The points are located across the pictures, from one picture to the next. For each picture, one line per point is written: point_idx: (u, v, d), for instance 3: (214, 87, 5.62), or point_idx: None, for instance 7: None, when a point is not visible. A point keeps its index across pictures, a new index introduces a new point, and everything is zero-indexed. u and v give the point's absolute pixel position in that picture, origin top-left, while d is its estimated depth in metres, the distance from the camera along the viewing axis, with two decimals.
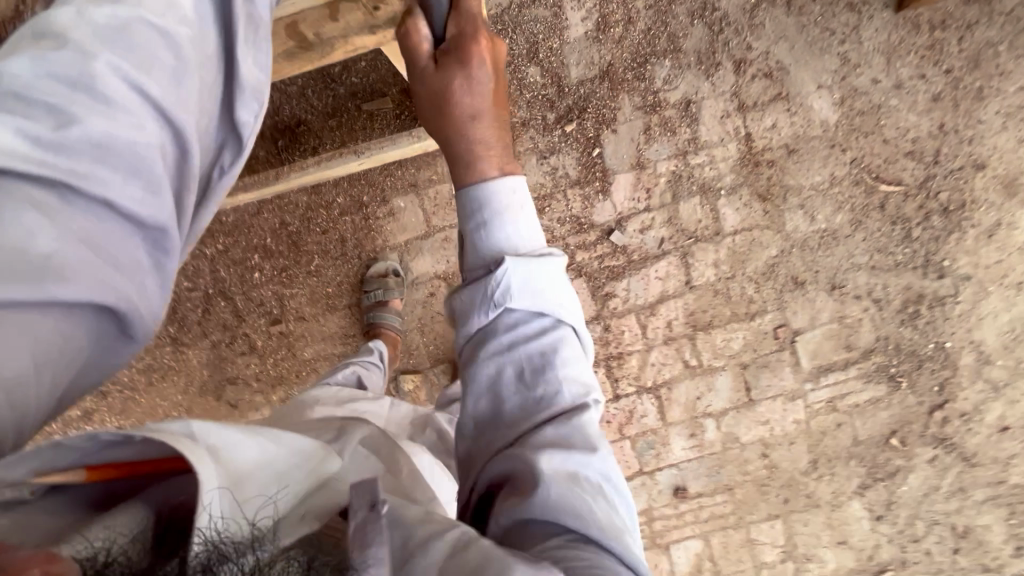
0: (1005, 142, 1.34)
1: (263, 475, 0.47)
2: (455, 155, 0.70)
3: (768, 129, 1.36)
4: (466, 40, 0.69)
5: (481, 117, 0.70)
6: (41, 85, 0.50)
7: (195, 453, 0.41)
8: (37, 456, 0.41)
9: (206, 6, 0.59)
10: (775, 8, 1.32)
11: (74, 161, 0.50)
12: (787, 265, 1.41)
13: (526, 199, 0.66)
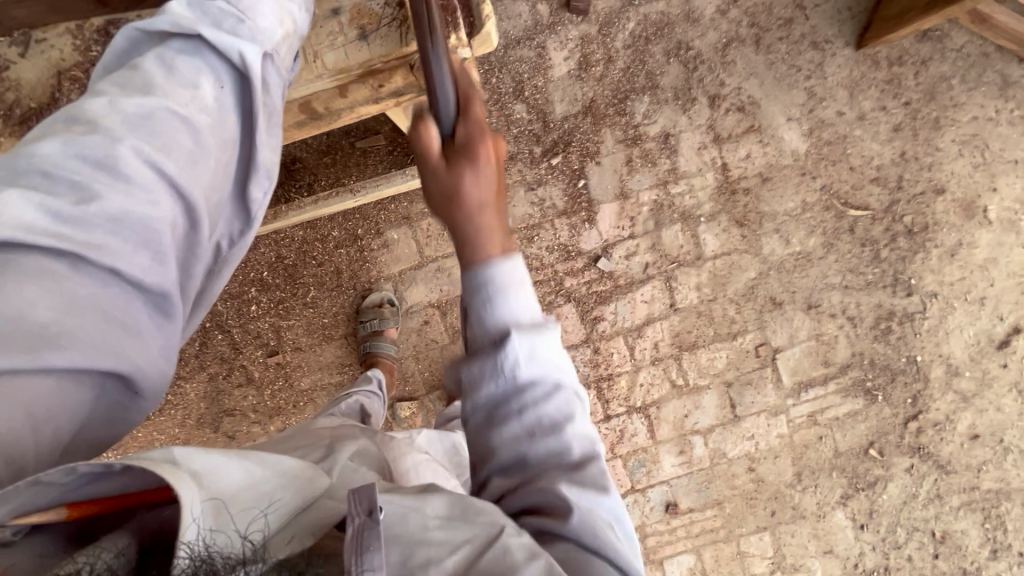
0: (962, 168, 1.44)
1: (248, 496, 0.45)
2: (459, 241, 0.65)
3: (743, 159, 1.44)
4: (475, 141, 0.65)
5: (489, 208, 0.65)
6: (66, 161, 0.52)
7: (177, 472, 0.41)
8: (13, 496, 0.39)
9: (229, 97, 0.62)
10: (745, 46, 1.41)
11: (88, 233, 0.51)
12: (766, 286, 1.48)
13: (525, 278, 0.61)
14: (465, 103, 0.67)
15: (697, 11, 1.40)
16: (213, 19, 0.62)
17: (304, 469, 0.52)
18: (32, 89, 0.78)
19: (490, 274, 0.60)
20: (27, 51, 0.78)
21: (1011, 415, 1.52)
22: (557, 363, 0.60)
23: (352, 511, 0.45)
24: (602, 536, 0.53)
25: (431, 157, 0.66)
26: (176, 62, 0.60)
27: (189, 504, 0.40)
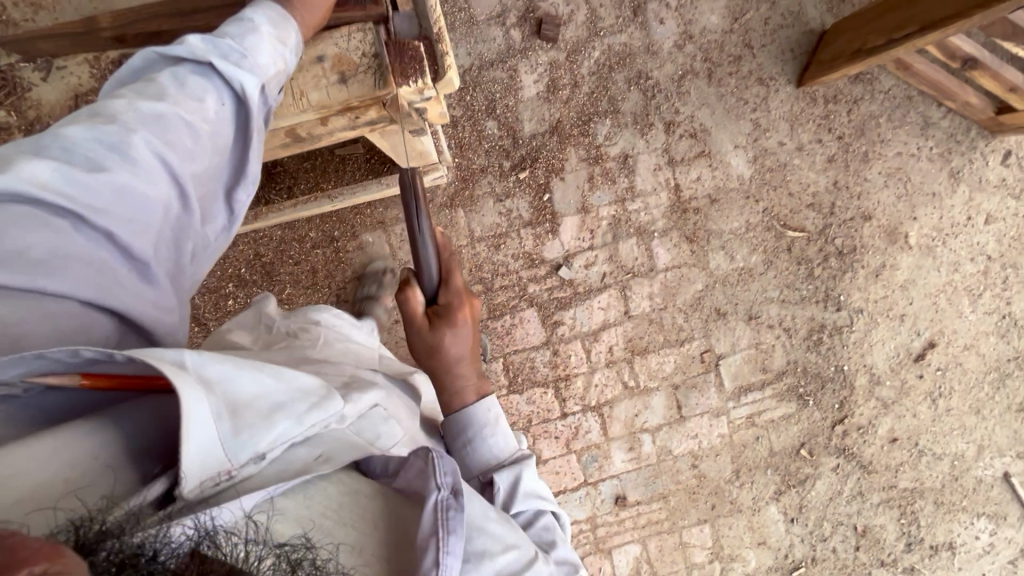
0: (886, 198, 1.60)
1: (259, 404, 0.57)
2: (445, 384, 0.93)
3: (694, 181, 1.58)
4: (453, 309, 0.92)
5: (466, 362, 0.93)
6: (79, 138, 0.58)
7: (187, 388, 0.52)
8: (23, 363, 0.52)
9: (230, 111, 0.66)
10: (699, 79, 1.54)
11: (92, 198, 0.57)
12: (711, 297, 1.62)
13: (500, 414, 0.90)
14: (447, 278, 0.95)
15: (657, 44, 1.53)
16: (219, 47, 0.65)
17: (317, 389, 0.63)
18: (52, 111, 0.83)
19: (474, 415, 0.89)
20: (48, 75, 0.82)
21: (925, 421, 1.69)
22: (530, 474, 0.84)
23: (440, 481, 0.64)
24: (573, 558, 0.78)
25: (418, 322, 0.92)
26: (187, 77, 0.64)
27: (193, 404, 0.52)
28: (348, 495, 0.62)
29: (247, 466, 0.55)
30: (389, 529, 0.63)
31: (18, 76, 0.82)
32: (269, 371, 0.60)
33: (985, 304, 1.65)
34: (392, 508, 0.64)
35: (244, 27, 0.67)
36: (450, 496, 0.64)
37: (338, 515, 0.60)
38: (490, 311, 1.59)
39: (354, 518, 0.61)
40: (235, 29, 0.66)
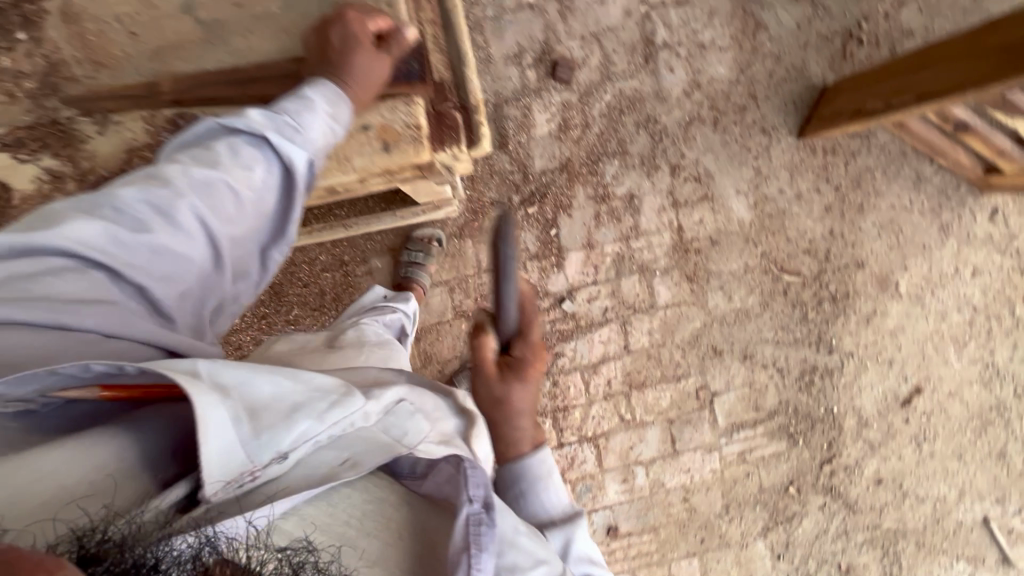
0: (879, 247, 1.67)
1: (276, 404, 0.62)
2: (502, 430, 0.93)
3: (696, 223, 1.63)
4: (528, 364, 0.88)
5: (527, 416, 0.93)
6: (132, 198, 0.65)
7: (201, 394, 0.57)
8: (38, 381, 0.56)
9: (275, 179, 0.74)
10: (704, 125, 1.60)
11: (135, 255, 0.64)
12: (709, 335, 1.66)
13: (553, 468, 0.95)
14: (526, 330, 0.87)
15: (665, 90, 1.59)
16: (277, 124, 0.74)
17: (334, 388, 0.67)
18: (106, 160, 0.92)
19: (530, 469, 0.93)
20: (104, 129, 0.91)
21: (909, 464, 1.74)
22: (581, 533, 0.89)
23: (472, 494, 0.68)
24: None
25: (487, 368, 0.88)
26: (241, 147, 0.72)
27: (206, 408, 0.57)
28: (376, 503, 0.66)
29: (269, 466, 0.60)
30: (418, 536, 0.66)
31: (77, 128, 0.92)
32: (283, 373, 0.64)
33: (970, 353, 1.72)
34: (420, 515, 0.68)
35: (302, 103, 0.77)
36: (481, 508, 0.68)
37: (364, 524, 0.64)
38: None
39: (381, 520, 0.65)
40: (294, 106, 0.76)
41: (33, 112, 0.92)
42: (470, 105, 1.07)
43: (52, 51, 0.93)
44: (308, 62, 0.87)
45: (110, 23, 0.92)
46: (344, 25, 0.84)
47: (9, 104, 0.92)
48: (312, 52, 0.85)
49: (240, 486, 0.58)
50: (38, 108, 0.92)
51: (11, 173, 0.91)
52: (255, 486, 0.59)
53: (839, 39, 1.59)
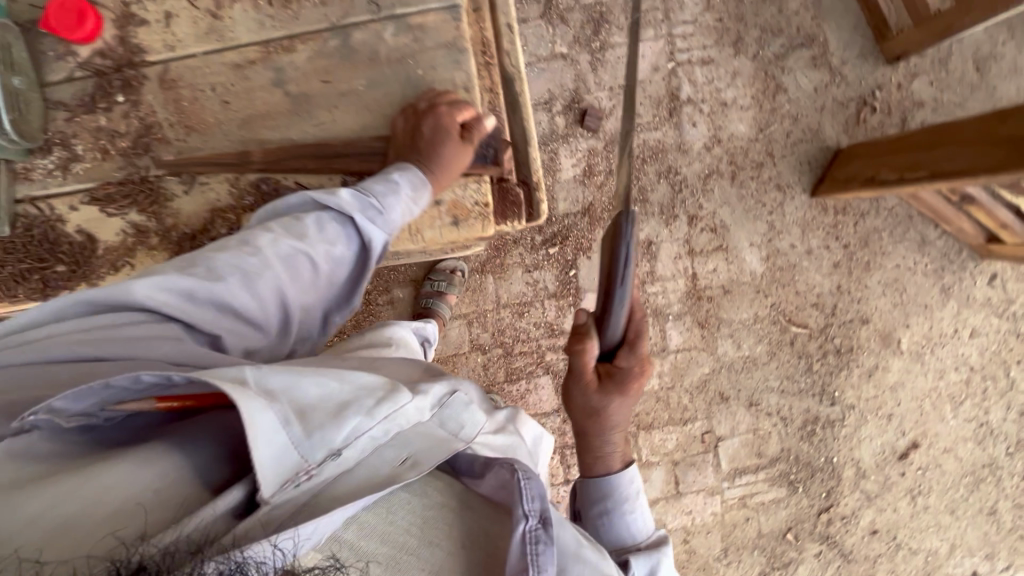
0: (883, 305, 1.73)
1: (325, 406, 0.63)
2: (592, 439, 0.97)
3: (710, 272, 1.68)
4: (630, 378, 0.89)
5: (619, 428, 0.96)
6: (224, 262, 0.74)
7: (248, 400, 0.57)
8: (94, 394, 0.58)
9: (349, 253, 0.86)
10: (723, 180, 1.66)
11: (221, 315, 0.73)
12: (716, 381, 1.71)
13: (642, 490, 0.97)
14: (633, 338, 0.87)
15: (687, 143, 1.65)
16: (364, 205, 0.85)
17: (380, 387, 0.69)
18: (188, 218, 0.95)
19: (622, 484, 0.95)
20: (190, 188, 0.95)
21: (904, 516, 1.78)
22: (669, 561, 0.90)
23: (529, 506, 0.70)
24: None
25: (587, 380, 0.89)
26: (327, 225, 0.83)
27: (254, 414, 0.57)
28: (435, 508, 0.69)
29: (322, 464, 0.61)
30: (478, 545, 0.68)
31: (163, 186, 0.94)
32: (326, 374, 0.66)
33: (966, 411, 1.77)
34: (480, 520, 0.71)
35: (388, 185, 0.87)
36: (538, 525, 0.68)
37: (425, 532, 0.66)
38: (508, 375, 1.65)
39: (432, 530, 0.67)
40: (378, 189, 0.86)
41: (123, 169, 0.93)
42: (532, 182, 1.03)
43: (148, 113, 0.93)
44: (393, 138, 0.94)
45: (208, 90, 0.94)
46: (436, 117, 0.90)
47: (101, 160, 0.93)
48: (403, 134, 0.92)
49: (297, 485, 0.59)
50: (128, 165, 0.94)
51: (97, 225, 0.94)
52: (310, 485, 0.61)
53: (854, 105, 1.67)
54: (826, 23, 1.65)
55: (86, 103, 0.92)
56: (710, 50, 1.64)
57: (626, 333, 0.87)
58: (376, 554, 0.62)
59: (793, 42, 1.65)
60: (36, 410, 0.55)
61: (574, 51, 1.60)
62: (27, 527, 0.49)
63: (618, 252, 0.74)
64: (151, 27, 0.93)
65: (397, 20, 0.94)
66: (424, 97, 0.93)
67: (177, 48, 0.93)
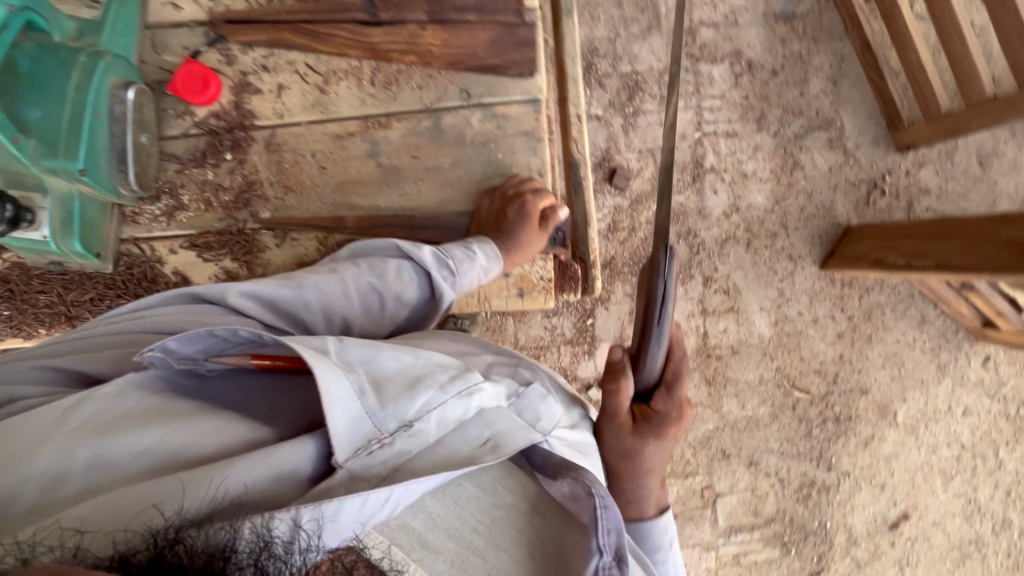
0: (882, 377, 1.80)
1: (399, 378, 0.69)
2: (627, 485, 1.01)
3: (720, 331, 1.75)
4: (667, 420, 0.95)
5: (653, 473, 1.01)
6: (312, 283, 0.83)
7: (325, 366, 0.63)
8: (199, 341, 0.65)
9: (415, 301, 0.92)
10: (738, 245, 1.75)
11: (294, 327, 0.82)
12: (719, 438, 1.77)
13: (672, 531, 1.04)
14: (672, 380, 0.94)
15: (707, 209, 1.74)
16: (442, 266, 0.92)
17: (454, 368, 0.75)
18: (275, 270, 1.04)
19: (654, 532, 1.01)
20: (281, 243, 1.03)
21: None
22: None
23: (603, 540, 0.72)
24: None
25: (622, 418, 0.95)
26: (405, 273, 0.90)
27: (329, 380, 0.63)
28: (503, 509, 0.72)
29: (394, 435, 0.65)
30: (546, 555, 0.71)
31: (257, 239, 1.03)
32: (398, 352, 0.72)
33: (955, 486, 1.83)
34: (550, 532, 0.73)
35: (467, 252, 0.95)
36: (612, 563, 0.71)
37: (493, 533, 0.70)
38: None
39: (502, 532, 0.70)
40: (458, 255, 0.94)
41: (223, 221, 1.03)
42: (589, 260, 1.09)
43: (251, 170, 1.03)
44: (478, 215, 1.03)
45: (311, 156, 1.03)
46: (521, 202, 0.99)
47: (203, 211, 1.02)
48: (489, 215, 1.01)
49: (371, 454, 0.63)
50: (228, 218, 1.03)
51: (193, 267, 1.03)
52: (384, 456, 0.64)
53: (865, 187, 1.78)
54: (844, 109, 1.76)
55: (197, 158, 1.02)
56: (735, 124, 1.74)
57: (666, 374, 0.94)
58: (443, 549, 0.67)
59: (812, 123, 1.76)
60: (153, 346, 0.62)
61: (609, 114, 1.70)
62: (121, 467, 0.56)
63: (655, 287, 0.77)
64: (264, 95, 1.03)
65: (483, 108, 1.03)
66: (512, 184, 1.02)
67: (285, 116, 1.03)
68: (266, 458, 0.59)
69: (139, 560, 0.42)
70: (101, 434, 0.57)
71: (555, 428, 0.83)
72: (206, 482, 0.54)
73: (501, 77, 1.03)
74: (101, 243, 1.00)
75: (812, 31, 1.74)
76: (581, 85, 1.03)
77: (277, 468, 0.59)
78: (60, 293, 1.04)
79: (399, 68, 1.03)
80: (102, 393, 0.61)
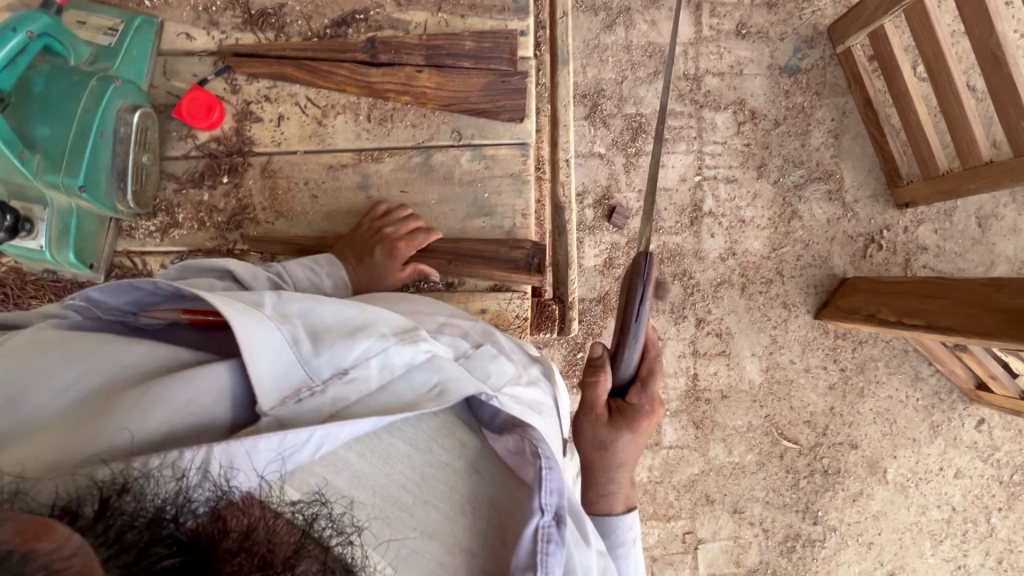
0: (873, 432, 1.78)
1: (338, 328, 0.70)
2: (599, 479, 1.01)
3: (710, 374, 1.75)
4: (642, 414, 0.98)
5: (625, 468, 1.01)
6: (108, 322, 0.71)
7: (255, 318, 0.64)
8: (123, 291, 0.68)
9: None
10: (733, 289, 1.76)
11: None
12: (704, 483, 1.75)
13: (636, 530, 1.00)
14: (646, 376, 1.00)
15: (704, 251, 1.76)
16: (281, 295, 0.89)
17: (397, 322, 0.75)
18: None
19: (615, 527, 0.98)
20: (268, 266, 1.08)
21: None
22: None
23: (546, 504, 0.69)
24: None
25: (597, 410, 0.98)
26: None
27: (254, 329, 0.63)
28: (436, 467, 0.70)
29: (328, 382, 0.66)
30: (481, 511, 0.70)
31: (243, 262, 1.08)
32: (338, 305, 0.73)
33: (945, 550, 1.79)
34: (487, 490, 0.72)
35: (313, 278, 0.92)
36: (552, 522, 0.69)
37: (424, 490, 0.68)
38: None
39: (437, 490, 0.69)
40: (301, 277, 0.93)
41: (214, 240, 1.08)
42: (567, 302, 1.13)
43: (245, 194, 1.08)
44: (349, 234, 1.03)
45: (299, 183, 1.08)
46: (390, 247, 0.99)
47: (196, 230, 1.08)
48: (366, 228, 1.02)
49: (300, 402, 0.64)
50: (219, 237, 1.08)
51: None
52: (319, 403, 0.65)
53: (862, 240, 1.79)
54: (844, 162, 1.79)
55: (194, 179, 1.08)
56: (735, 171, 1.77)
57: (640, 370, 1.01)
58: (367, 503, 0.64)
59: (811, 174, 1.78)
60: (75, 291, 0.67)
61: (611, 153, 1.74)
62: (39, 408, 0.57)
63: (635, 289, 0.84)
64: (264, 124, 1.08)
65: (473, 148, 1.08)
66: (392, 221, 1.02)
67: (282, 145, 1.08)
68: (186, 406, 0.57)
69: (88, 509, 0.41)
70: (21, 369, 0.58)
71: (506, 385, 0.85)
72: (118, 422, 0.54)
73: (491, 121, 1.09)
74: (95, 255, 1.06)
75: (815, 85, 1.78)
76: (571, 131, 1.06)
77: (198, 417, 0.58)
78: (52, 299, 1.14)
79: (395, 107, 1.09)
80: (29, 333, 0.64)
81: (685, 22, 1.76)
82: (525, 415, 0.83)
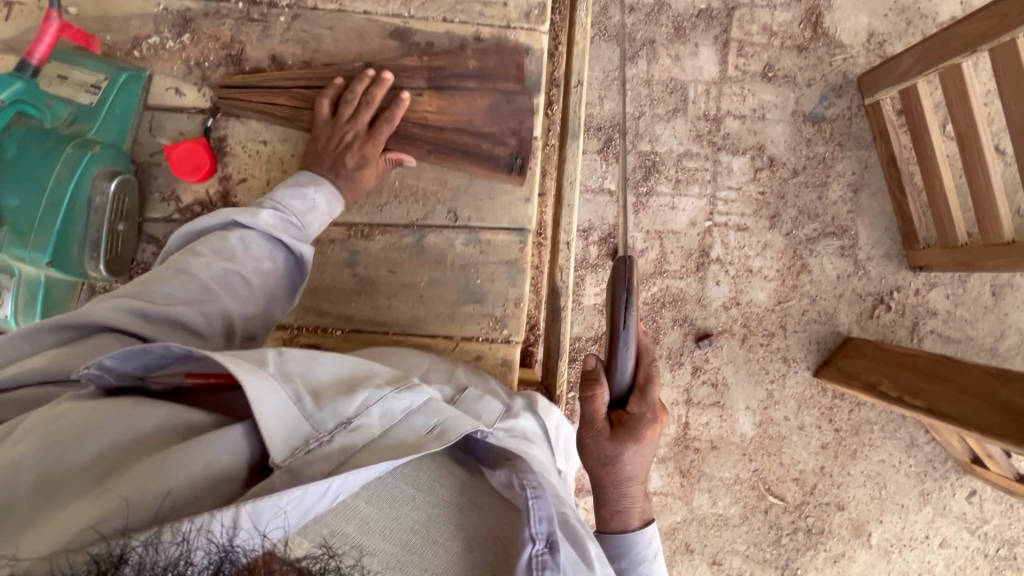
0: (861, 495, 1.75)
1: (336, 383, 0.67)
2: (611, 498, 0.99)
3: (702, 424, 1.72)
4: (643, 424, 0.92)
5: (636, 482, 0.98)
6: (167, 295, 0.77)
7: (258, 376, 0.60)
8: (137, 356, 0.62)
9: (278, 254, 0.92)
10: (733, 339, 1.72)
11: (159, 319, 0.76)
12: (685, 532, 1.74)
13: (655, 540, 0.98)
14: (644, 383, 0.92)
15: (707, 298, 1.72)
16: (285, 223, 0.92)
17: (392, 376, 0.73)
18: None
19: (633, 541, 0.96)
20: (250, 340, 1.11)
21: None
22: None
23: (536, 530, 0.63)
24: None
25: (597, 424, 0.92)
26: (251, 242, 0.89)
27: (262, 387, 0.59)
28: (442, 506, 0.65)
29: (334, 433, 0.62)
30: (481, 547, 0.63)
31: None
32: (334, 360, 0.71)
33: None
34: (489, 523, 0.67)
35: (306, 203, 0.96)
36: (545, 550, 0.62)
37: (429, 529, 0.62)
38: None
39: (444, 528, 0.63)
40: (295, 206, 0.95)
41: None
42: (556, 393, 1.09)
43: None
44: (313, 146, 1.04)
45: None
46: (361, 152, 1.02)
47: None
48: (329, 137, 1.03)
49: (310, 451, 0.59)
50: None
51: None
52: (327, 453, 0.60)
53: (871, 300, 1.74)
54: (860, 218, 1.73)
55: None
56: (747, 219, 1.72)
57: (637, 377, 0.93)
58: (380, 550, 0.57)
59: (826, 228, 1.73)
60: (88, 364, 0.60)
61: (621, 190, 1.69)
62: (68, 481, 0.52)
63: (619, 294, 0.82)
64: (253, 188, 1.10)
65: (469, 230, 1.10)
66: (347, 125, 1.02)
67: None
68: (202, 467, 0.54)
69: None
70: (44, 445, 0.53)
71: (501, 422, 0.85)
72: (152, 485, 0.50)
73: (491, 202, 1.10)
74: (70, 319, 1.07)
75: (839, 135, 1.72)
76: (574, 212, 1.03)
77: (215, 475, 0.54)
78: None
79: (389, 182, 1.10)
80: (42, 413, 0.58)
81: (710, 59, 1.69)
82: (522, 447, 0.80)
